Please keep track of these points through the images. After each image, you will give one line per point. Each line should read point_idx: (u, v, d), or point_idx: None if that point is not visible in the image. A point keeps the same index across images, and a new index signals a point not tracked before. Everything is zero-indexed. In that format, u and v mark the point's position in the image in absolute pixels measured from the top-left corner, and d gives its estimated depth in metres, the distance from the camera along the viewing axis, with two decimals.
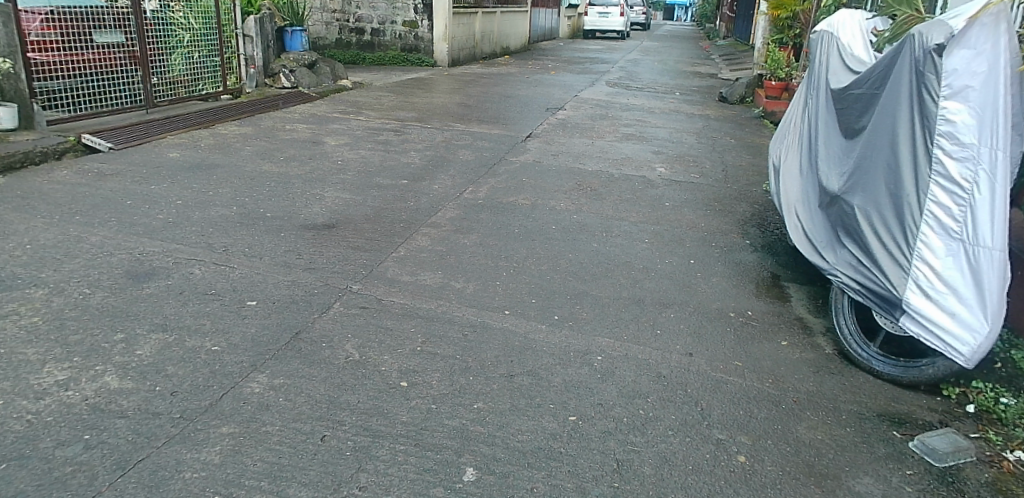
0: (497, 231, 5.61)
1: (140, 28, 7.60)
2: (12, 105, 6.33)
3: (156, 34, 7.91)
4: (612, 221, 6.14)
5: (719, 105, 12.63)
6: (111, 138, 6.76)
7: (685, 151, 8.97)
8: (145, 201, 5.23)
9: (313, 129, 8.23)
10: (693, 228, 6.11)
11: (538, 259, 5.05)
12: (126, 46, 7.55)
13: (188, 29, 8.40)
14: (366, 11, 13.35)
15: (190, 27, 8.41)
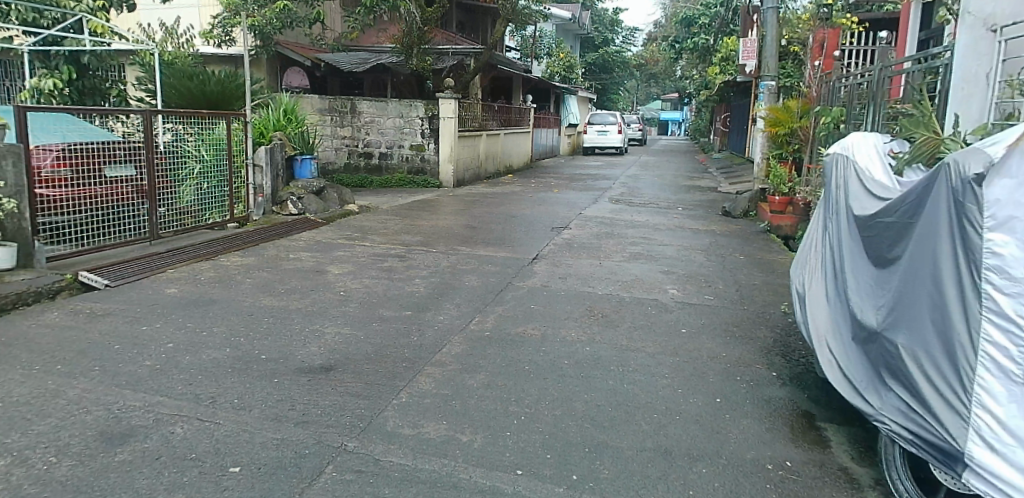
0: (508, 371, 5.21)
1: (152, 161, 7.35)
2: (11, 245, 5.93)
3: (167, 167, 7.69)
4: (629, 354, 5.75)
5: (723, 220, 12.70)
6: (107, 273, 6.46)
7: (695, 269, 8.77)
8: (132, 345, 4.87)
9: (318, 255, 8.02)
10: (715, 359, 5.72)
11: (554, 403, 4.62)
12: (136, 179, 7.24)
13: (197, 160, 8.17)
14: (374, 136, 13.33)
15: (200, 159, 8.21)
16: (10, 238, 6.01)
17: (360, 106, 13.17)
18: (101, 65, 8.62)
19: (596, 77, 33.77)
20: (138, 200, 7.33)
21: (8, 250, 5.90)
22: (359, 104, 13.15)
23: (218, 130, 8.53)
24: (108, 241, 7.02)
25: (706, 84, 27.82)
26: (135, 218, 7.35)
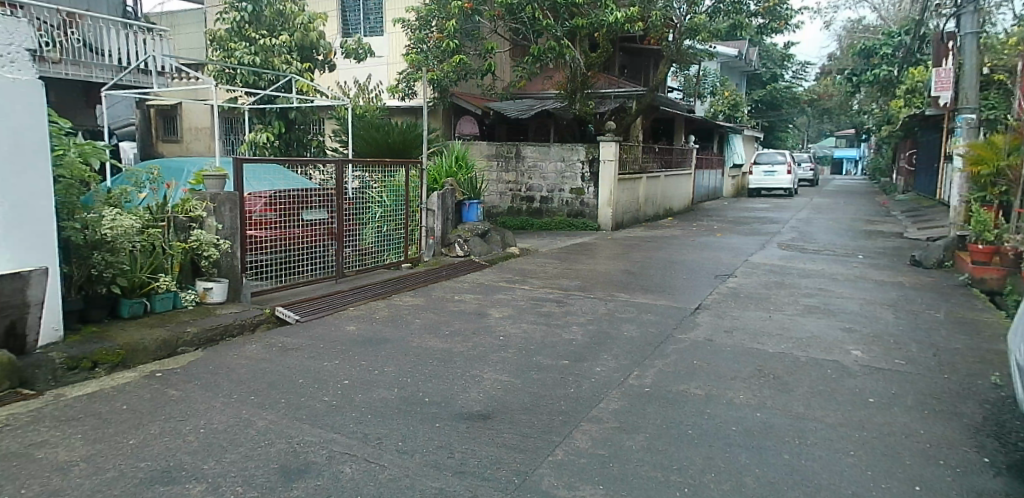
0: (717, 433, 4.06)
1: (343, 200, 5.70)
2: (223, 280, 4.70)
3: (354, 209, 5.89)
4: (862, 417, 4.37)
5: (912, 270, 10.80)
6: (300, 308, 5.14)
7: (883, 329, 6.90)
8: (307, 374, 4.24)
9: (480, 274, 7.21)
10: (934, 422, 4.28)
11: (793, 478, 3.42)
12: (326, 221, 5.61)
13: (388, 202, 6.40)
14: (537, 181, 11.33)
15: (387, 202, 6.39)
16: (225, 275, 4.78)
17: (525, 150, 11.22)
18: (305, 120, 9.42)
19: (765, 115, 31.40)
20: (328, 241, 5.72)
21: (223, 286, 4.68)
22: (524, 148, 11.24)
23: (398, 178, 6.48)
24: (300, 280, 5.49)
25: (888, 119, 25.07)
26: (325, 257, 5.72)
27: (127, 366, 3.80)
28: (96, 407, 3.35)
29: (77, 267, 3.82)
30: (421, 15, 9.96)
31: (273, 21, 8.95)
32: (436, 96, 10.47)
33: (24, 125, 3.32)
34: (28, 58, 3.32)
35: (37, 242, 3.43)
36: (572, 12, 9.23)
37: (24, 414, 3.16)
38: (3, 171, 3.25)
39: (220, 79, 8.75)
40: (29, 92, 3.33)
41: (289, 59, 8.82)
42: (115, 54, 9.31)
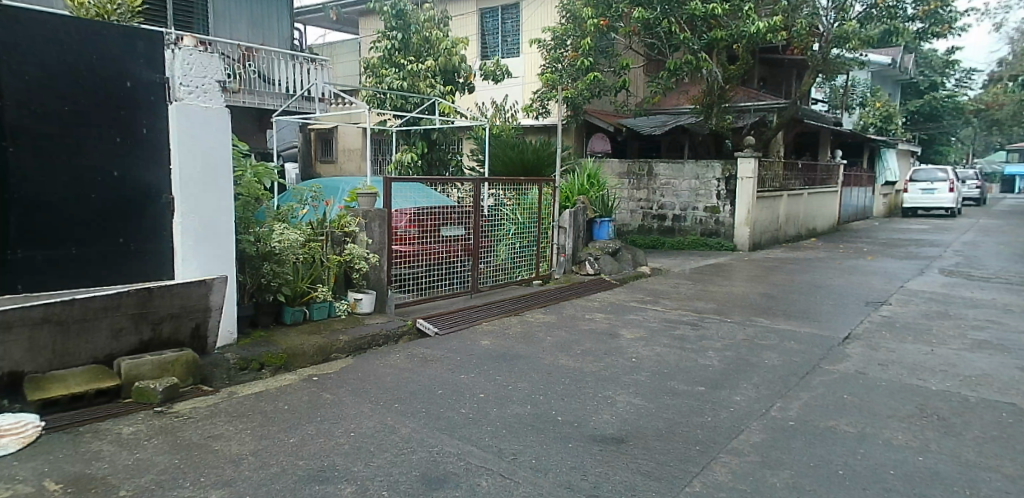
0: (887, 465, 3.52)
1: (479, 217, 5.84)
2: (370, 292, 4.94)
3: (489, 226, 6.00)
4: None
5: None
6: (439, 320, 5.26)
7: None
8: (442, 386, 4.29)
9: (611, 294, 6.99)
10: None
11: None
12: (463, 237, 5.74)
13: (520, 219, 6.42)
14: (669, 199, 10.93)
15: (520, 219, 6.42)
16: (373, 286, 5.01)
17: (658, 168, 10.90)
18: (447, 141, 9.21)
19: (921, 127, 28.20)
20: (464, 257, 5.84)
21: (371, 297, 4.92)
22: (656, 166, 10.95)
23: (531, 197, 6.54)
24: (438, 294, 5.62)
25: None
26: (461, 272, 5.84)
27: (289, 369, 4.09)
28: (263, 406, 3.61)
29: (250, 277, 4.17)
30: (556, 35, 9.88)
31: (419, 47, 8.79)
32: (570, 114, 10.38)
33: (212, 148, 3.70)
34: (217, 89, 3.72)
35: (220, 254, 3.77)
36: (711, 24, 8.92)
37: (204, 408, 3.46)
38: (195, 188, 3.64)
39: (370, 104, 8.75)
40: (219, 119, 3.71)
41: (433, 82, 8.70)
42: (285, 85, 8.30)
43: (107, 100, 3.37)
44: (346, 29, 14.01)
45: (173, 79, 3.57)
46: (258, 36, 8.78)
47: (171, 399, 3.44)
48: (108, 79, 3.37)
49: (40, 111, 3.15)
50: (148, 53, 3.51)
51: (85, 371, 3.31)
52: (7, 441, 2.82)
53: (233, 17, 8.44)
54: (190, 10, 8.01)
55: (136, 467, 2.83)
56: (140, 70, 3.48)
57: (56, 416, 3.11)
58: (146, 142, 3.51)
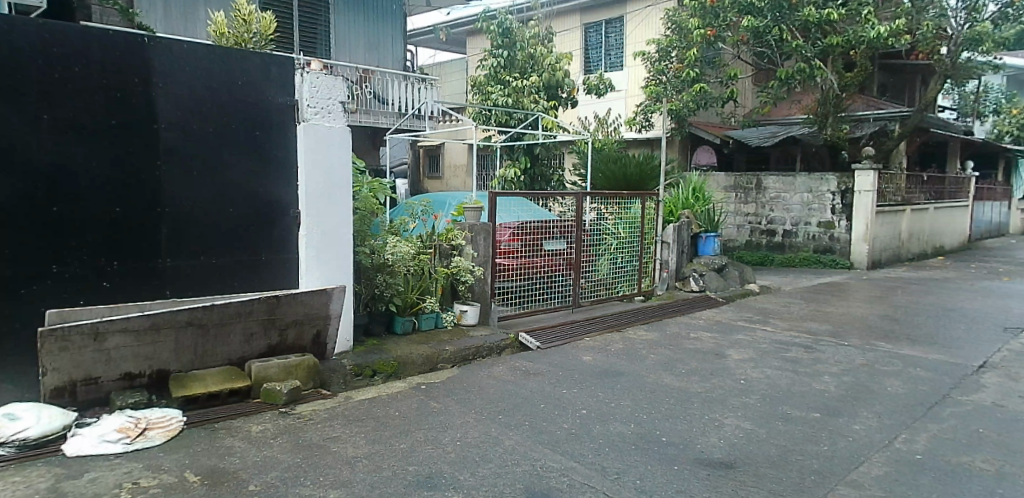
0: None
1: (582, 231, 5.79)
2: (474, 304, 5.02)
3: (591, 241, 5.94)
4: None
5: None
6: (542, 334, 5.23)
7: None
8: (544, 399, 4.26)
9: (717, 313, 6.70)
10: None
11: None
12: (565, 250, 5.71)
13: (623, 233, 6.31)
14: (779, 213, 10.39)
15: (623, 233, 6.30)
16: (478, 299, 5.09)
17: (767, 181, 10.43)
18: (549, 156, 9.18)
19: None
20: (566, 271, 5.80)
21: (476, 309, 4.98)
22: (766, 179, 10.47)
23: (635, 210, 6.41)
24: (540, 307, 5.62)
25: None
26: (562, 286, 5.81)
27: (399, 377, 4.23)
28: (376, 411, 3.75)
29: (365, 287, 4.38)
30: (660, 47, 9.67)
31: (524, 63, 8.92)
32: (675, 126, 10.09)
33: (335, 165, 3.92)
34: (341, 109, 3.94)
35: (338, 265, 3.98)
36: (825, 30, 8.49)
37: (323, 411, 3.64)
38: (319, 203, 3.88)
39: (476, 120, 8.96)
40: (341, 137, 3.93)
41: (537, 97, 8.82)
42: (398, 103, 8.60)
43: (245, 121, 3.64)
44: (455, 49, 14.49)
45: (301, 101, 3.81)
46: (374, 59, 9.19)
47: (294, 401, 3.65)
48: (245, 101, 3.63)
49: (189, 133, 3.45)
50: (280, 78, 3.76)
51: (220, 371, 3.57)
52: (154, 433, 3.10)
53: (351, 43, 8.87)
54: (315, 38, 8.51)
55: (263, 464, 3.02)
56: (273, 93, 3.74)
57: (196, 412, 3.38)
58: (278, 160, 3.77)
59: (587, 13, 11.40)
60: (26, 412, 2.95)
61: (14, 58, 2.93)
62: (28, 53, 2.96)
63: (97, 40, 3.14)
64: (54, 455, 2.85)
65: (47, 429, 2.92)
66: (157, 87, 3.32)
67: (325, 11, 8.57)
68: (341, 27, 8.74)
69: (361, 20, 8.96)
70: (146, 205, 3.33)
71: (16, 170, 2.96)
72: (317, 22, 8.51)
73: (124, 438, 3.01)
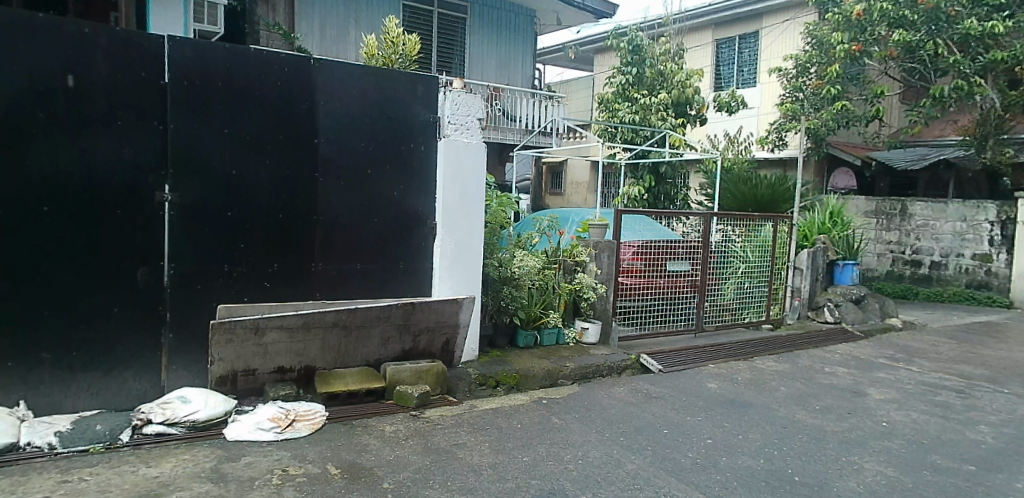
0: None
1: (708, 253, 5.57)
2: (596, 323, 4.94)
3: (717, 263, 5.70)
4: None
5: None
6: (663, 357, 5.06)
7: None
8: (667, 424, 4.05)
9: (855, 348, 6.18)
10: None
11: None
12: (690, 273, 5.52)
13: (751, 258, 6.01)
14: (926, 242, 9.50)
15: (751, 257, 6.00)
16: (599, 317, 5.01)
17: (914, 207, 9.58)
18: (675, 175, 8.81)
19: None
20: (690, 294, 5.57)
21: (597, 328, 4.93)
22: (912, 204, 9.61)
23: (766, 233, 6.11)
24: (662, 329, 5.43)
25: None
26: (686, 309, 5.57)
27: (520, 390, 4.24)
28: (499, 422, 3.78)
29: (492, 299, 4.44)
30: (799, 63, 9.17)
31: (652, 80, 8.76)
32: (812, 146, 9.46)
33: (470, 179, 4.05)
34: (478, 125, 4.08)
35: (468, 277, 4.09)
36: (989, 44, 7.82)
37: (450, 417, 3.73)
38: (454, 215, 4.01)
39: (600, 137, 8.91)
40: (477, 153, 4.06)
41: (666, 115, 8.64)
42: (525, 120, 8.74)
43: (392, 136, 3.84)
44: (581, 67, 14.57)
45: (443, 118, 3.98)
46: (504, 76, 9.44)
47: (423, 405, 3.76)
48: (394, 118, 3.84)
49: (343, 147, 3.69)
50: (425, 96, 3.95)
51: (359, 371, 3.77)
52: (301, 425, 3.31)
53: (484, 61, 9.18)
54: (450, 57, 8.91)
55: (396, 463, 3.12)
56: (418, 110, 3.93)
57: (336, 409, 3.57)
58: (419, 174, 3.95)
59: (721, 29, 11.08)
60: (196, 396, 3.25)
61: (205, 77, 3.27)
62: (215, 74, 3.29)
63: (273, 61, 3.44)
64: (217, 438, 3.12)
65: (211, 413, 3.19)
66: (319, 104, 3.59)
67: (460, 32, 8.96)
68: (475, 47, 9.08)
69: (494, 40, 9.26)
70: (304, 213, 3.59)
71: (200, 177, 3.29)
72: (454, 42, 8.91)
73: (275, 427, 3.23)
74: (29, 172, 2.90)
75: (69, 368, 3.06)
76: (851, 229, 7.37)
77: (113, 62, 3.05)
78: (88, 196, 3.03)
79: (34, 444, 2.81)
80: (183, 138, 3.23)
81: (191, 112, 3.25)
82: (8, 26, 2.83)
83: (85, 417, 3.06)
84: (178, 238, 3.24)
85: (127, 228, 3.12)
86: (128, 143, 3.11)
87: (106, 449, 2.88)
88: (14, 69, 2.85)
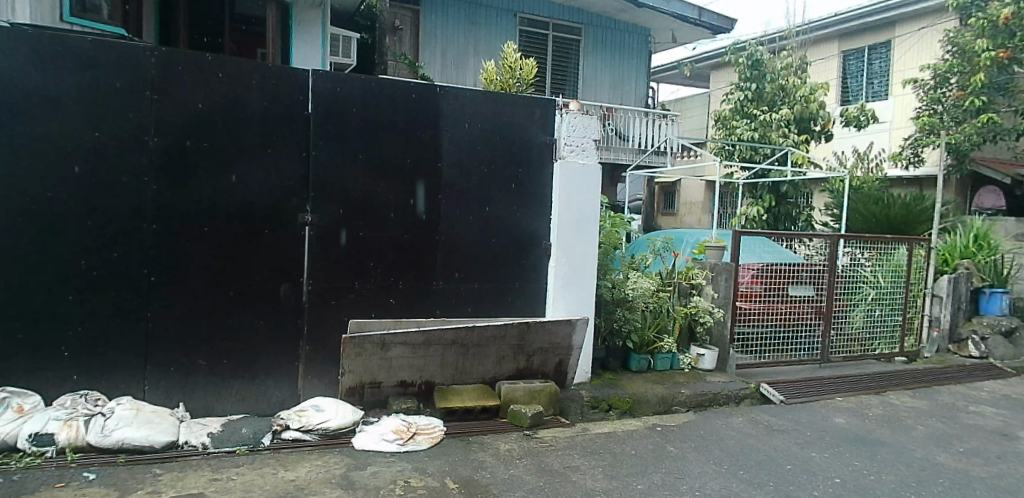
0: None
1: (835, 278, 5.22)
2: (713, 349, 4.76)
3: (844, 289, 5.33)
4: None
5: None
6: (785, 387, 4.79)
7: None
8: (789, 458, 3.75)
9: (1008, 386, 5.51)
10: None
11: None
12: (813, 299, 5.20)
13: (882, 285, 5.57)
14: None
15: (881, 284, 5.56)
16: (717, 343, 4.83)
17: None
18: (798, 194, 8.36)
19: None
20: (814, 321, 5.24)
21: (714, 354, 4.74)
22: None
23: (899, 258, 5.65)
24: (783, 358, 5.13)
25: None
26: (809, 338, 5.24)
27: (633, 415, 4.15)
28: (612, 446, 3.69)
29: (604, 321, 4.42)
30: (937, 72, 8.42)
31: (773, 95, 8.40)
32: (953, 162, 8.58)
33: (585, 201, 4.05)
34: (594, 146, 4.08)
35: (582, 298, 4.08)
36: None
37: (564, 438, 3.69)
38: (568, 236, 4.03)
39: (717, 155, 8.66)
40: (593, 174, 4.06)
41: (787, 131, 8.27)
42: (638, 140, 8.64)
43: (510, 159, 3.92)
44: (696, 84, 14.24)
45: (559, 140, 4.02)
46: (618, 96, 9.40)
47: (536, 425, 3.77)
48: (513, 142, 3.92)
49: (464, 170, 3.82)
50: (543, 119, 4.00)
51: (475, 388, 3.85)
52: (421, 438, 3.42)
53: (597, 81, 9.20)
54: (564, 78, 9.02)
55: (511, 482, 3.12)
56: (536, 133, 3.99)
57: (453, 425, 3.66)
58: (537, 196, 4.00)
59: (850, 39, 10.47)
60: (328, 405, 3.44)
61: (343, 107, 3.50)
62: (351, 103, 3.52)
63: (402, 90, 3.63)
64: (346, 447, 3.29)
65: (342, 423, 3.38)
66: (443, 130, 3.74)
67: (574, 54, 9.04)
68: (589, 68, 9.12)
69: (608, 59, 9.26)
70: (427, 234, 3.74)
71: (336, 200, 3.51)
72: (568, 63, 9.01)
73: (398, 439, 3.35)
74: (194, 196, 3.23)
75: (222, 374, 3.35)
76: (999, 253, 6.64)
77: (265, 96, 3.34)
78: (240, 218, 3.32)
79: (190, 443, 3.08)
80: (322, 165, 3.47)
81: (329, 140, 3.48)
82: (182, 66, 3.17)
83: (232, 420, 3.33)
84: (316, 256, 3.48)
85: (274, 247, 3.39)
86: (276, 169, 3.38)
87: (251, 451, 3.12)
88: (185, 104, 3.19)
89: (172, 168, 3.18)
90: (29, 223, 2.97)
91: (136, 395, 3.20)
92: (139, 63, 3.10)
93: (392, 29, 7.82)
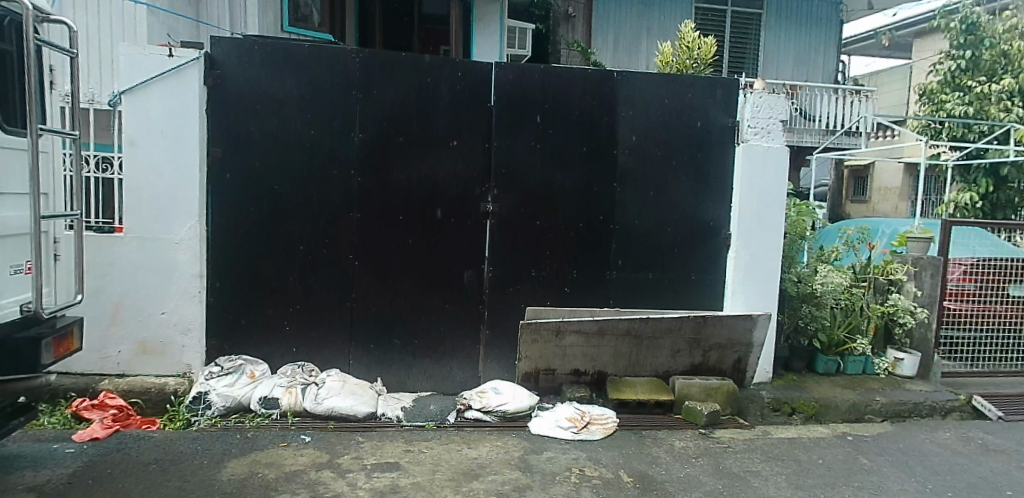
0: None
1: None
2: (915, 353, 4.28)
3: None
4: None
5: None
6: (1006, 401, 4.16)
7: None
8: (1013, 484, 3.19)
9: None
10: None
11: None
12: None
13: None
14: None
15: None
16: (919, 347, 4.34)
17: None
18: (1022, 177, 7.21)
19: None
20: None
21: (915, 359, 4.26)
22: None
23: None
24: (1003, 368, 4.47)
25: None
26: None
27: (819, 421, 3.85)
28: (797, 453, 3.42)
29: (789, 317, 4.19)
30: None
31: (993, 63, 7.29)
32: None
33: (770, 187, 3.77)
34: (781, 128, 3.77)
35: (765, 292, 3.83)
36: None
37: (743, 441, 3.50)
38: (750, 225, 3.78)
39: (923, 134, 7.77)
40: (779, 159, 3.76)
41: (1010, 105, 7.11)
42: (824, 120, 7.92)
43: (689, 144, 3.76)
44: (895, 54, 12.71)
45: (743, 122, 3.76)
46: (802, 73, 8.66)
47: (713, 424, 3.62)
48: (692, 126, 3.75)
49: (640, 156, 3.72)
50: (725, 100, 3.77)
51: (648, 382, 3.79)
52: (594, 428, 3.42)
53: (779, 57, 8.54)
54: (742, 56, 8.49)
55: (687, 481, 3.01)
56: (717, 116, 3.77)
57: (626, 417, 3.63)
58: (717, 183, 3.80)
59: None
60: (506, 389, 3.55)
61: (524, 96, 3.55)
62: (532, 92, 3.56)
63: (580, 76, 3.60)
64: (523, 431, 3.39)
65: (518, 406, 3.48)
66: (621, 116, 3.67)
67: (755, 29, 8.47)
68: (771, 44, 8.50)
69: (792, 33, 8.55)
70: (602, 221, 3.71)
71: (515, 189, 3.59)
72: (748, 39, 8.47)
73: (572, 427, 3.39)
74: (391, 186, 3.46)
75: (413, 353, 3.60)
76: None
77: (453, 90, 3.48)
78: (430, 206, 3.51)
79: (387, 414, 3.35)
80: (504, 154, 3.56)
81: (510, 130, 3.55)
82: (382, 65, 3.40)
83: (422, 396, 3.56)
84: (496, 244, 3.59)
85: (459, 235, 3.55)
86: (461, 160, 3.52)
87: (438, 427, 3.32)
88: (384, 100, 3.41)
89: (372, 161, 3.43)
90: (260, 212, 3.36)
91: (342, 368, 3.54)
92: (346, 63, 3.36)
93: (564, 17, 7.69)
